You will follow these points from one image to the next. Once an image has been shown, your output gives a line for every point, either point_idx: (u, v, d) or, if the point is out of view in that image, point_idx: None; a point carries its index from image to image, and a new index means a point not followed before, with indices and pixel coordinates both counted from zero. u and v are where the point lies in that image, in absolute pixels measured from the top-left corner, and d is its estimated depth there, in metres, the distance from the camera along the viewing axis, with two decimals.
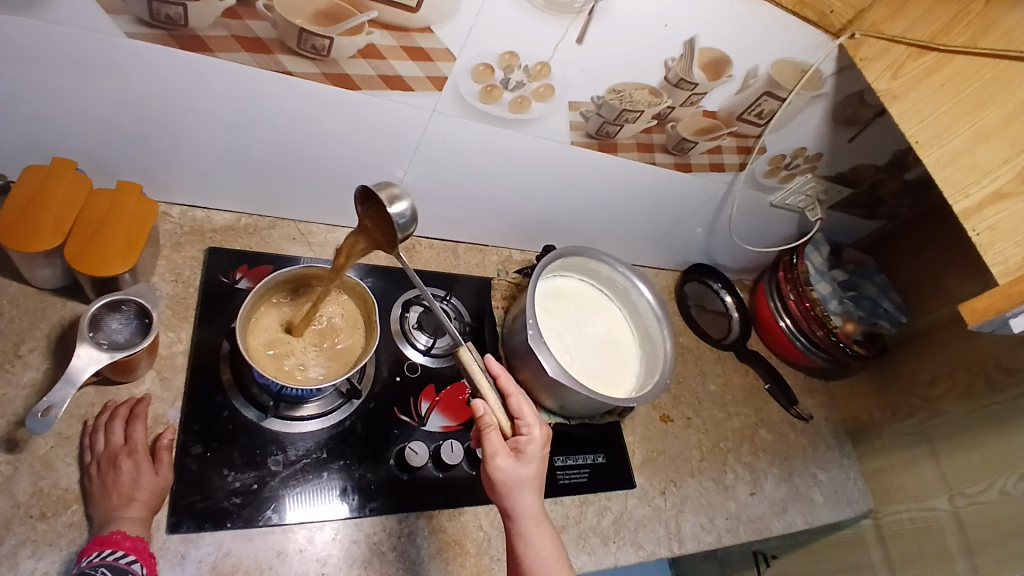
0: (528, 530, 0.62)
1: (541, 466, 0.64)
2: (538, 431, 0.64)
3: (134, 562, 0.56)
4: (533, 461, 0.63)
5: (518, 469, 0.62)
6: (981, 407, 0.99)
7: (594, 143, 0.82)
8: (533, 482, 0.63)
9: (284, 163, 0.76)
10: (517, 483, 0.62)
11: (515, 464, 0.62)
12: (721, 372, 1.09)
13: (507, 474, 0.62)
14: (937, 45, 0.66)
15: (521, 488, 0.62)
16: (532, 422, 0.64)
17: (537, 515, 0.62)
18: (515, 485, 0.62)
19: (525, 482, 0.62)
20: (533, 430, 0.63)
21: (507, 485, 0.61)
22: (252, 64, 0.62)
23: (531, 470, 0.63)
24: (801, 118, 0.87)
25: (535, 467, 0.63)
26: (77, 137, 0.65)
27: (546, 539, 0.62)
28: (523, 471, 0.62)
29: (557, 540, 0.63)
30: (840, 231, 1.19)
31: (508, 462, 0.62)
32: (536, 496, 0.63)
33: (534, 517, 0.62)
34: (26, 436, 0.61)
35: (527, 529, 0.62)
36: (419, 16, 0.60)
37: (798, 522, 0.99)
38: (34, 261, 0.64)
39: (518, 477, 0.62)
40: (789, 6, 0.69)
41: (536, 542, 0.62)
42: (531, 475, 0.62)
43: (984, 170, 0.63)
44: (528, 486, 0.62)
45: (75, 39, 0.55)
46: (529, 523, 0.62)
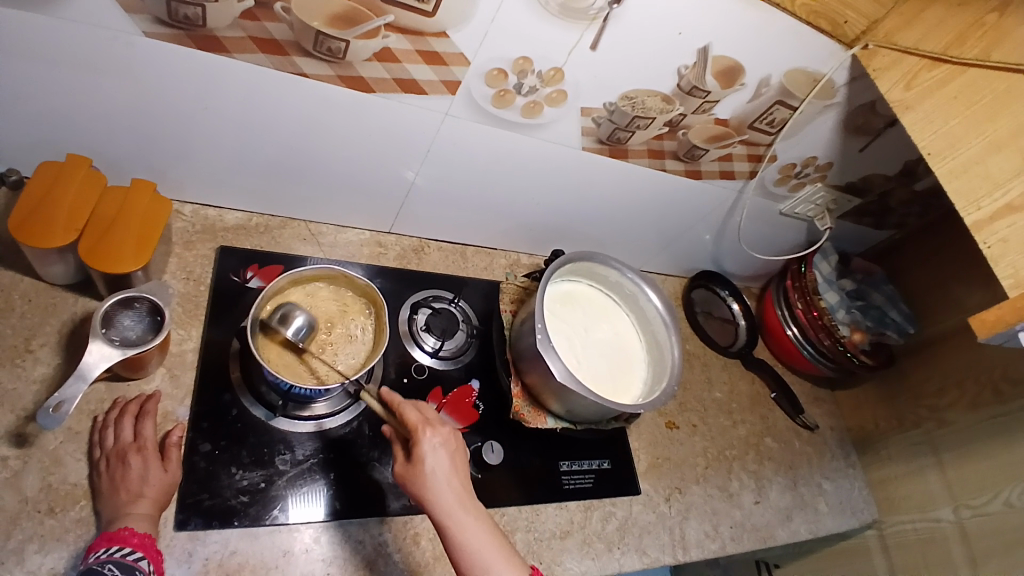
0: (443, 527, 0.59)
1: (443, 458, 0.62)
2: (426, 428, 0.63)
3: (141, 559, 0.56)
4: (429, 457, 0.62)
5: (416, 469, 0.61)
6: (988, 419, 0.99)
7: (605, 149, 0.82)
8: (434, 474, 0.61)
9: (296, 164, 0.76)
10: (418, 483, 0.61)
11: (413, 464, 0.62)
12: (727, 380, 1.09)
13: (409, 477, 0.61)
14: (950, 57, 0.66)
15: (423, 485, 0.61)
16: (422, 425, 0.64)
17: (455, 506, 0.60)
18: (422, 482, 0.61)
19: (426, 478, 0.61)
20: (422, 427, 0.63)
21: (413, 486, 0.61)
22: (267, 64, 0.62)
23: (431, 465, 0.61)
24: (812, 127, 0.87)
25: (434, 460, 0.62)
26: (92, 134, 0.66)
27: (470, 527, 0.59)
28: (420, 468, 0.61)
29: (483, 535, 0.60)
30: (848, 240, 1.19)
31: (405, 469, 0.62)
32: (446, 492, 0.61)
33: (450, 509, 0.60)
34: (36, 431, 0.62)
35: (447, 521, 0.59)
36: (435, 20, 0.61)
37: (802, 531, 0.99)
38: (47, 257, 0.64)
39: (418, 477, 0.61)
40: (803, 16, 0.69)
41: (457, 538, 0.59)
42: (433, 468, 0.61)
43: (996, 182, 0.62)
44: (433, 480, 0.61)
45: (93, 38, 0.56)
46: (446, 516, 0.59)
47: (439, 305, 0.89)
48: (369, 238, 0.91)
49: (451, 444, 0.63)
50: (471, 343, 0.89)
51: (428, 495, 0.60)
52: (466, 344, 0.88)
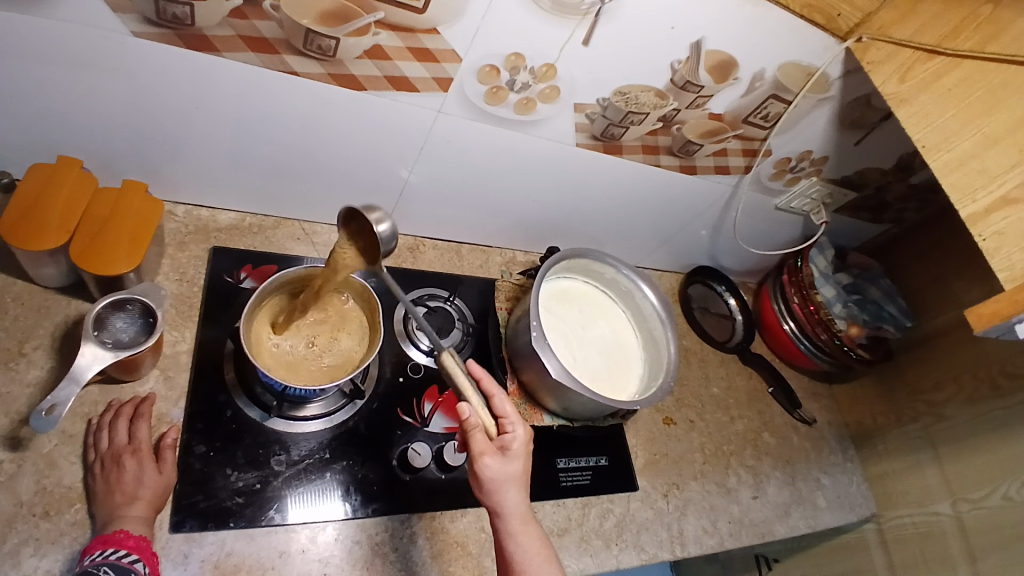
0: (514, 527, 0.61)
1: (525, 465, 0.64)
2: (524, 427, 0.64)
3: (137, 561, 0.56)
4: (518, 458, 0.63)
5: (506, 466, 0.62)
6: (985, 413, 0.99)
7: (599, 145, 0.82)
8: (519, 476, 0.62)
9: (289, 163, 0.76)
10: (503, 482, 0.61)
11: (502, 461, 0.62)
12: (724, 375, 1.09)
13: (495, 473, 0.61)
14: (947, 49, 0.66)
15: (509, 485, 0.61)
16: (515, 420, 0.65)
17: (527, 511, 0.62)
18: (508, 481, 0.61)
19: (513, 478, 0.62)
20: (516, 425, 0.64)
21: (495, 484, 0.61)
22: (258, 63, 0.62)
23: (518, 466, 0.62)
24: (807, 121, 0.87)
25: (521, 464, 0.63)
26: (83, 136, 0.66)
27: (538, 536, 0.61)
28: (511, 466, 0.62)
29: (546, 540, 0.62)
30: (845, 235, 1.19)
31: (494, 461, 0.61)
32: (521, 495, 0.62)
33: (522, 515, 0.61)
34: (30, 434, 0.62)
35: (515, 529, 0.61)
36: (426, 17, 0.60)
37: (801, 526, 0.99)
38: (39, 259, 0.64)
39: (506, 475, 0.61)
40: (797, 9, 0.69)
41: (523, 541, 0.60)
42: (520, 470, 0.62)
43: (992, 175, 0.62)
44: (517, 481, 0.62)
45: (80, 38, 0.55)
46: (518, 520, 0.61)
47: (435, 303, 0.89)
48: None
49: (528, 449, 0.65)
50: (467, 341, 0.88)
51: (507, 496, 0.61)
52: (462, 342, 0.88)
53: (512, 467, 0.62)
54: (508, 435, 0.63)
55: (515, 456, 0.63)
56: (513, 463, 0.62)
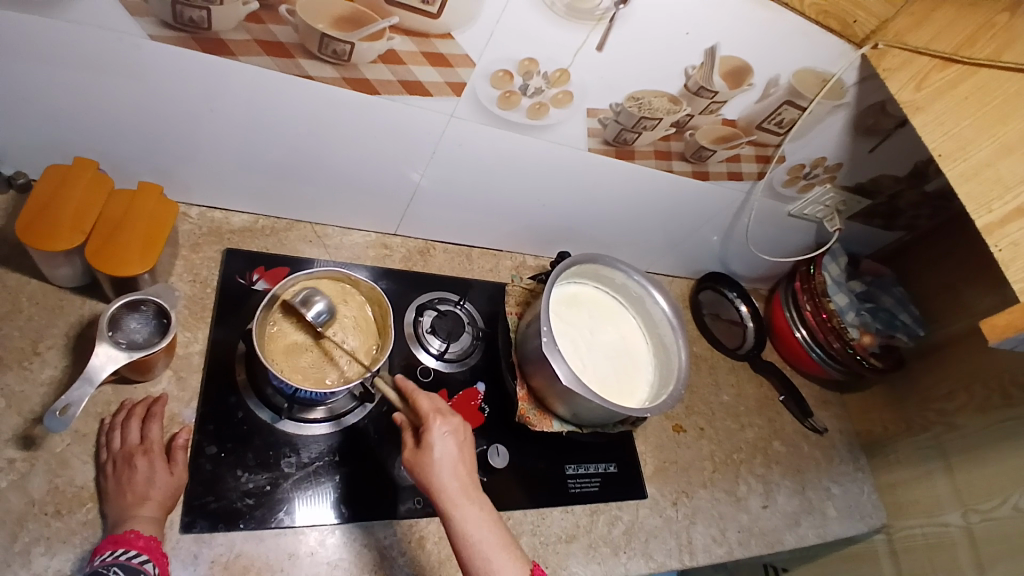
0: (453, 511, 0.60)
1: (450, 448, 0.63)
2: (437, 417, 0.64)
3: (146, 562, 0.56)
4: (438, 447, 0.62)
5: (421, 457, 0.62)
6: (998, 423, 0.97)
7: (611, 150, 0.81)
8: (441, 462, 0.62)
9: (301, 166, 0.76)
10: (428, 471, 0.61)
11: (420, 453, 0.62)
12: (734, 383, 1.08)
13: (415, 465, 0.62)
14: (961, 58, 0.65)
15: (440, 469, 0.61)
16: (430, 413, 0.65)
17: (461, 495, 0.61)
18: (431, 467, 0.61)
19: (434, 465, 0.61)
20: (432, 415, 0.64)
21: (418, 476, 0.62)
22: (272, 67, 0.62)
23: (436, 454, 0.62)
24: (821, 127, 0.86)
25: (439, 452, 0.62)
26: (99, 136, 0.66)
27: (474, 518, 0.60)
28: (429, 456, 0.62)
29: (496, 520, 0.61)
30: (858, 242, 1.18)
31: (413, 456, 0.63)
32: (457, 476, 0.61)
33: (455, 498, 0.60)
34: (43, 433, 0.62)
35: (451, 514, 0.60)
36: (440, 22, 0.60)
37: (810, 536, 0.98)
38: (54, 259, 0.64)
39: (425, 466, 0.62)
40: (813, 15, 0.69)
41: (466, 522, 0.59)
42: (442, 457, 0.62)
43: (1007, 185, 0.61)
44: (441, 468, 0.61)
45: (97, 40, 0.56)
46: (452, 504, 0.60)
47: (445, 307, 0.89)
48: (375, 240, 0.91)
49: (460, 434, 0.64)
50: (477, 345, 0.88)
51: (432, 485, 0.61)
52: (472, 346, 0.88)
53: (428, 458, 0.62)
54: (423, 426, 0.64)
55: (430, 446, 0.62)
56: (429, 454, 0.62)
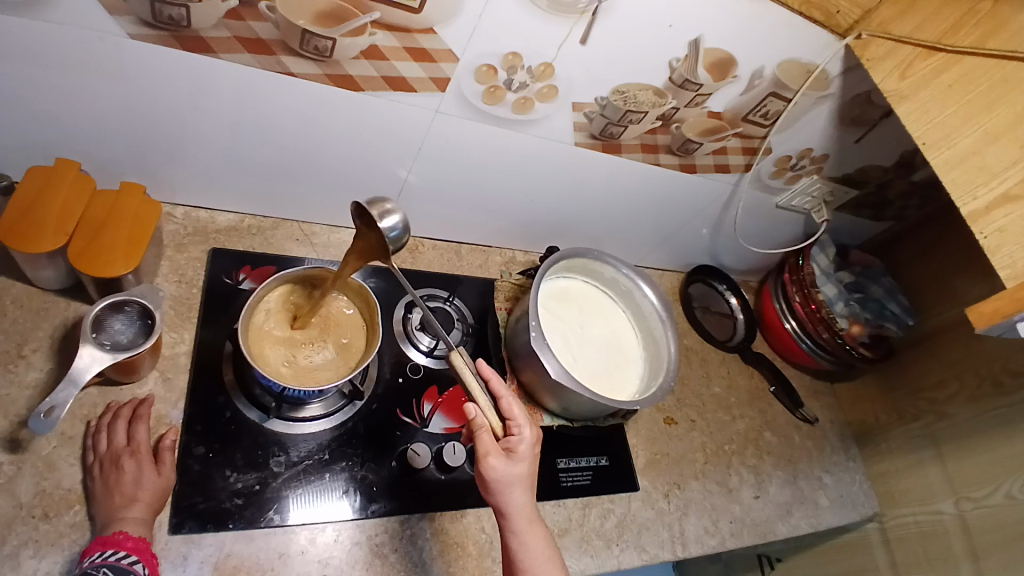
0: (519, 529, 0.63)
1: (533, 465, 0.66)
2: (528, 431, 0.66)
3: (136, 562, 0.56)
4: (524, 460, 0.65)
5: (509, 467, 0.64)
6: (988, 411, 0.98)
7: (598, 144, 0.81)
8: (524, 479, 0.64)
9: (287, 165, 0.76)
10: (507, 482, 0.63)
11: (508, 462, 0.64)
12: (726, 375, 1.08)
13: (501, 472, 0.63)
14: (945, 46, 0.65)
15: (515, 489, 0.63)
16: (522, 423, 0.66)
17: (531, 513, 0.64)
18: (509, 484, 0.63)
19: (517, 479, 0.64)
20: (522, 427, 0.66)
21: (500, 484, 0.63)
22: (254, 64, 0.62)
23: (523, 468, 0.64)
24: (807, 118, 0.86)
25: (527, 466, 0.64)
26: (81, 137, 0.66)
27: (538, 536, 0.63)
28: (518, 469, 0.64)
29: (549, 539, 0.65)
30: (847, 233, 1.18)
31: (501, 461, 0.63)
32: (527, 495, 0.64)
33: (527, 515, 0.63)
34: (29, 436, 0.62)
35: (520, 528, 0.63)
36: (422, 16, 0.60)
37: (803, 526, 0.98)
38: (38, 262, 0.64)
39: (511, 477, 0.63)
40: (796, 6, 0.69)
41: (528, 543, 0.62)
42: (525, 471, 0.64)
43: (993, 172, 0.62)
44: (523, 482, 0.64)
45: (75, 39, 0.55)
46: (524, 520, 0.63)
47: (434, 304, 0.89)
48: None
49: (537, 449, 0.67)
50: (467, 341, 0.88)
51: (511, 497, 0.63)
52: (462, 342, 0.88)
53: (517, 469, 0.64)
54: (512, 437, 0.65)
55: (520, 458, 0.64)
56: (518, 465, 0.64)
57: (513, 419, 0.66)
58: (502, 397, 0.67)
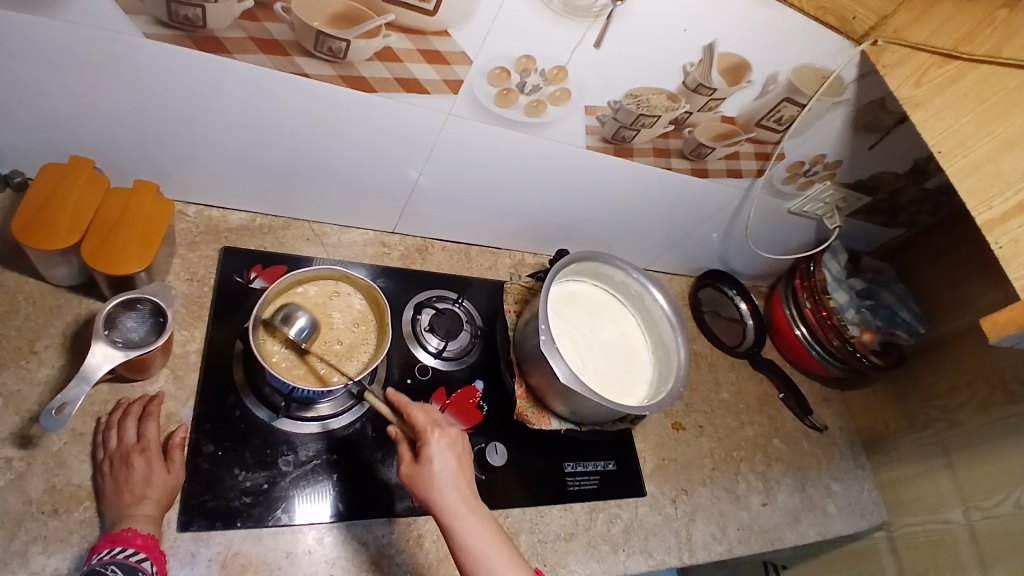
0: (451, 526, 0.59)
1: (453, 459, 0.62)
2: (435, 430, 0.63)
3: (144, 560, 0.56)
4: (434, 459, 0.62)
5: (418, 470, 0.62)
6: (999, 420, 0.97)
7: (610, 148, 0.81)
8: (437, 476, 0.61)
9: (299, 165, 0.76)
10: (425, 485, 0.61)
11: (417, 465, 0.62)
12: (734, 380, 1.08)
13: (412, 479, 0.62)
14: (960, 54, 0.65)
15: (437, 486, 0.60)
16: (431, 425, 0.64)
17: (462, 508, 0.60)
18: (429, 483, 0.61)
19: (431, 478, 0.61)
20: (429, 428, 0.63)
21: (416, 487, 0.61)
22: (269, 65, 0.62)
23: (433, 466, 0.61)
24: (821, 124, 0.86)
25: (441, 463, 0.62)
26: (96, 136, 0.66)
27: (473, 530, 0.59)
28: (428, 471, 0.61)
29: (493, 529, 0.60)
30: (859, 239, 1.17)
31: (410, 469, 0.62)
32: (455, 490, 0.61)
33: (455, 512, 0.59)
34: (40, 433, 0.62)
35: (450, 524, 0.59)
36: (437, 19, 0.60)
37: (811, 533, 0.98)
38: (51, 259, 0.64)
39: (423, 480, 0.61)
40: (811, 12, 0.68)
41: (463, 537, 0.59)
42: (440, 469, 0.61)
43: (1007, 180, 0.60)
44: (440, 479, 0.61)
45: (92, 39, 0.56)
46: (451, 518, 0.59)
47: (443, 305, 0.89)
48: (373, 238, 0.90)
49: (457, 446, 0.63)
50: (475, 343, 0.88)
51: (428, 496, 0.60)
52: (471, 344, 0.88)
53: (427, 471, 0.61)
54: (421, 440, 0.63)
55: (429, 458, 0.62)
56: (426, 466, 0.62)
57: (417, 423, 0.64)
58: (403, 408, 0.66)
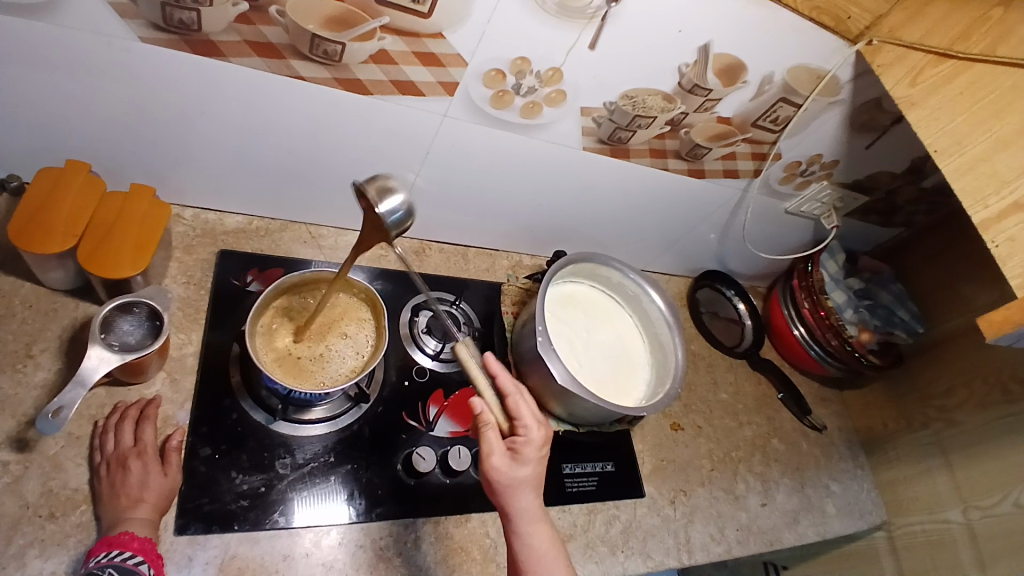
0: (523, 529, 0.61)
1: (540, 465, 0.64)
2: (537, 430, 0.64)
3: (141, 563, 0.56)
4: (532, 460, 0.63)
5: (515, 468, 0.62)
6: (996, 419, 0.97)
7: (606, 149, 0.81)
8: (530, 480, 0.62)
9: (295, 168, 0.76)
10: (512, 485, 0.61)
11: (512, 462, 0.62)
12: (732, 381, 1.08)
13: (506, 473, 0.62)
14: (956, 52, 0.65)
15: (521, 488, 0.62)
16: (531, 423, 0.64)
17: (536, 514, 0.62)
18: (514, 485, 0.62)
19: (521, 481, 0.62)
20: (529, 425, 0.64)
21: (507, 483, 0.61)
22: (263, 68, 0.62)
23: (528, 468, 0.62)
24: (817, 124, 0.86)
25: (533, 467, 0.63)
26: (91, 139, 0.66)
27: (546, 538, 0.61)
28: (518, 471, 0.62)
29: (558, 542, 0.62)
30: (856, 238, 1.17)
31: (504, 462, 0.62)
32: (534, 496, 0.63)
33: (531, 517, 0.61)
34: (37, 436, 0.62)
35: (522, 530, 0.61)
36: (431, 21, 0.60)
37: (809, 534, 0.97)
38: (48, 263, 0.64)
39: (515, 478, 0.62)
40: (806, 12, 0.68)
41: (532, 541, 0.61)
42: (528, 473, 0.62)
43: (1003, 180, 0.61)
44: (523, 485, 0.62)
45: (85, 43, 0.56)
46: (526, 522, 0.61)
47: (440, 307, 0.89)
48: None
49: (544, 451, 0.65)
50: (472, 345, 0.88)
51: (517, 499, 0.62)
52: None
53: (525, 468, 0.62)
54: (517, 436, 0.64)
55: (526, 459, 0.63)
56: (526, 465, 0.63)
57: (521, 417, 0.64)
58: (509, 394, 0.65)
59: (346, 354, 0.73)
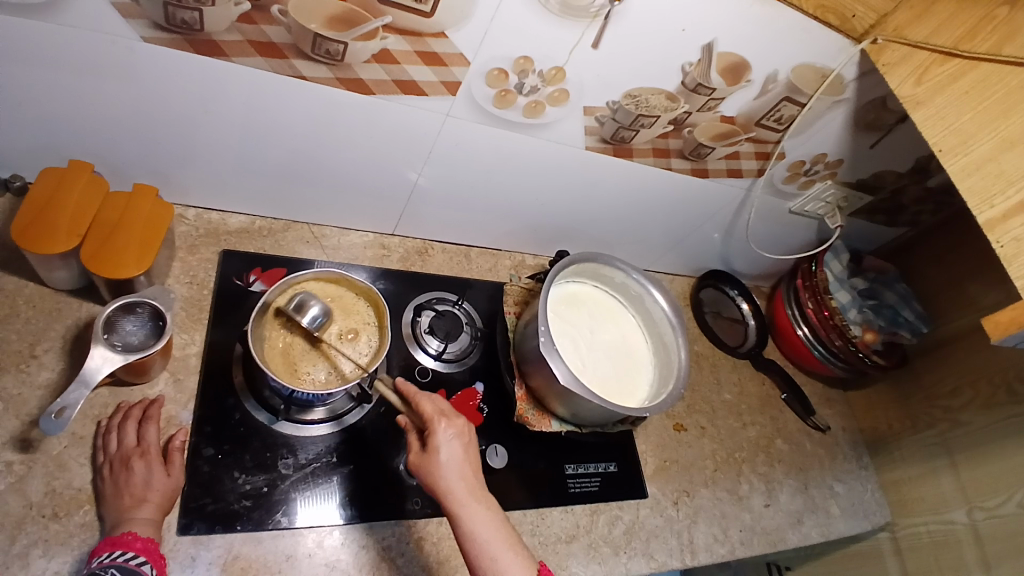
0: (457, 513, 0.59)
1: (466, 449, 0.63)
2: (443, 420, 0.63)
3: (144, 563, 0.56)
4: (450, 446, 0.62)
5: (434, 457, 0.62)
6: (1001, 420, 0.96)
7: (609, 148, 0.81)
8: (456, 463, 0.62)
9: (299, 168, 0.76)
10: (432, 473, 0.61)
11: (426, 454, 0.62)
12: (736, 381, 1.07)
13: (424, 466, 0.62)
14: (961, 52, 0.65)
15: (444, 473, 0.61)
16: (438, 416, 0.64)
17: (471, 501, 0.60)
18: (435, 473, 0.61)
19: (443, 467, 0.61)
20: (436, 418, 0.63)
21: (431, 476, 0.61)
22: (266, 68, 0.62)
23: (445, 455, 0.62)
24: (822, 123, 0.85)
25: (452, 452, 0.62)
26: (95, 139, 0.66)
27: (487, 525, 0.59)
28: (437, 458, 0.61)
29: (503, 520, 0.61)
30: (861, 238, 1.17)
31: (421, 458, 0.62)
32: (464, 480, 0.61)
33: (462, 499, 0.60)
34: (41, 436, 0.62)
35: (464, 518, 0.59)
36: (433, 20, 0.60)
37: (813, 535, 0.97)
38: (51, 263, 0.65)
39: (432, 468, 0.61)
40: (811, 10, 0.68)
41: (470, 523, 0.59)
42: (449, 459, 0.62)
43: (1010, 179, 0.60)
44: (446, 472, 0.61)
45: (88, 42, 0.56)
46: (458, 504, 0.60)
47: (443, 307, 0.89)
48: (373, 240, 0.91)
49: (464, 436, 0.64)
50: (475, 345, 0.88)
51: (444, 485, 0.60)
52: (471, 346, 0.88)
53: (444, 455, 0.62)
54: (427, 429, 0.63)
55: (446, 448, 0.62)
56: (446, 452, 0.62)
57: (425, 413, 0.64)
58: (411, 397, 0.66)
59: (359, 343, 0.74)
